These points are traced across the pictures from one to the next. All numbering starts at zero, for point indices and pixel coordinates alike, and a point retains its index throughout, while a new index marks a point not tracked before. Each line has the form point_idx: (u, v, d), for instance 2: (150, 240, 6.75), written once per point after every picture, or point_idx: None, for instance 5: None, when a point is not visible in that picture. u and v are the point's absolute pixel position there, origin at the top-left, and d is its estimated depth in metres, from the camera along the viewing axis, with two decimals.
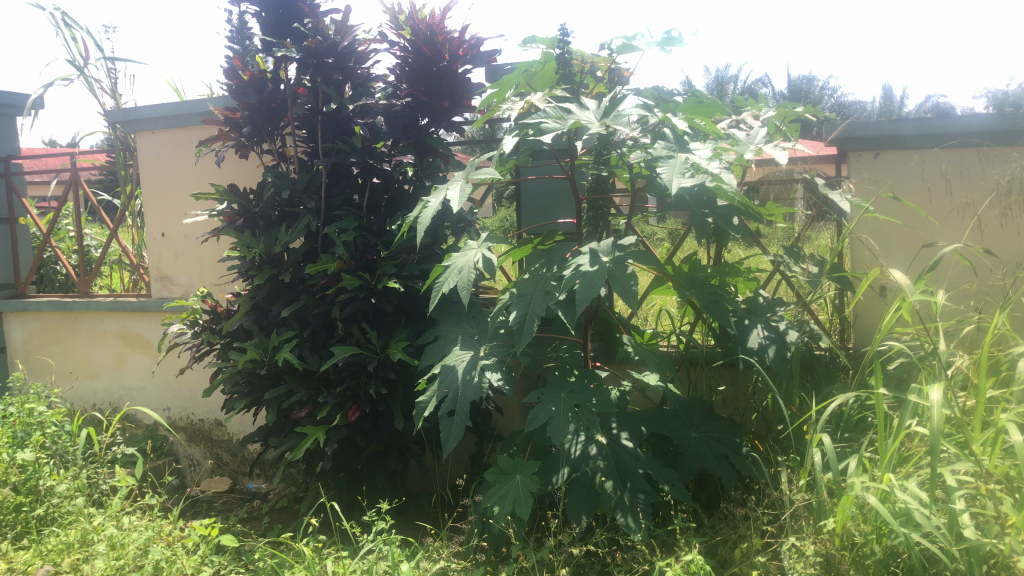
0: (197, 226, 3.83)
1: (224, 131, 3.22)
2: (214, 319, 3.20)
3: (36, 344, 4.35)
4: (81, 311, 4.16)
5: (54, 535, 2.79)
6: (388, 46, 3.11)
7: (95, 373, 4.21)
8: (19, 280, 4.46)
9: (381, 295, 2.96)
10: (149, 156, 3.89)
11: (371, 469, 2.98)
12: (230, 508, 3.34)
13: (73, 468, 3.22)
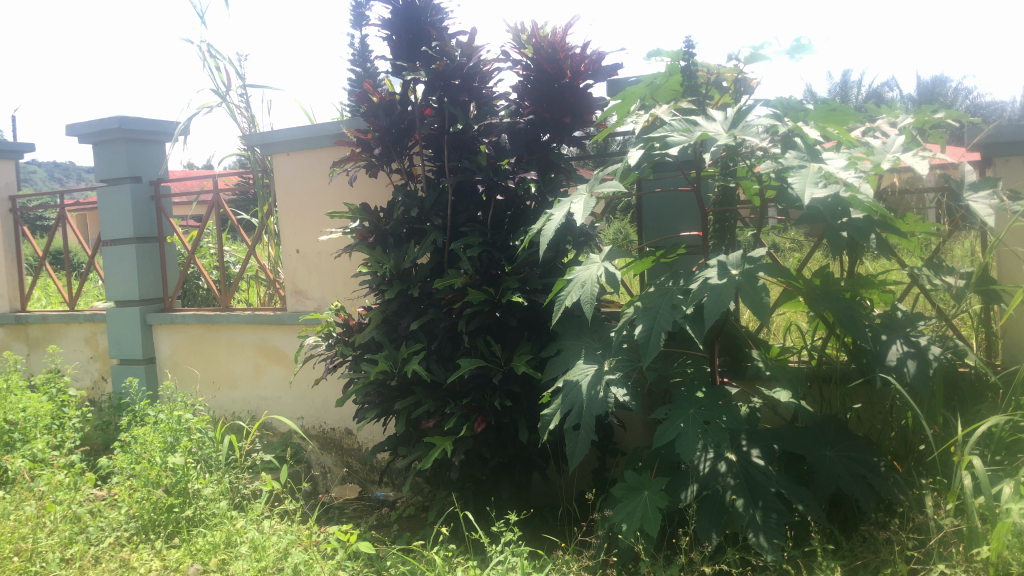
0: (329, 243, 4.00)
1: (356, 152, 3.37)
2: (347, 332, 3.33)
3: (182, 356, 4.63)
4: (223, 323, 4.41)
5: (202, 535, 2.96)
6: (511, 65, 3.18)
7: (234, 383, 4.44)
8: (167, 295, 4.74)
9: (506, 308, 2.98)
10: (284, 177, 4.09)
11: (497, 481, 3.01)
12: (361, 515, 3.45)
13: (218, 472, 3.42)
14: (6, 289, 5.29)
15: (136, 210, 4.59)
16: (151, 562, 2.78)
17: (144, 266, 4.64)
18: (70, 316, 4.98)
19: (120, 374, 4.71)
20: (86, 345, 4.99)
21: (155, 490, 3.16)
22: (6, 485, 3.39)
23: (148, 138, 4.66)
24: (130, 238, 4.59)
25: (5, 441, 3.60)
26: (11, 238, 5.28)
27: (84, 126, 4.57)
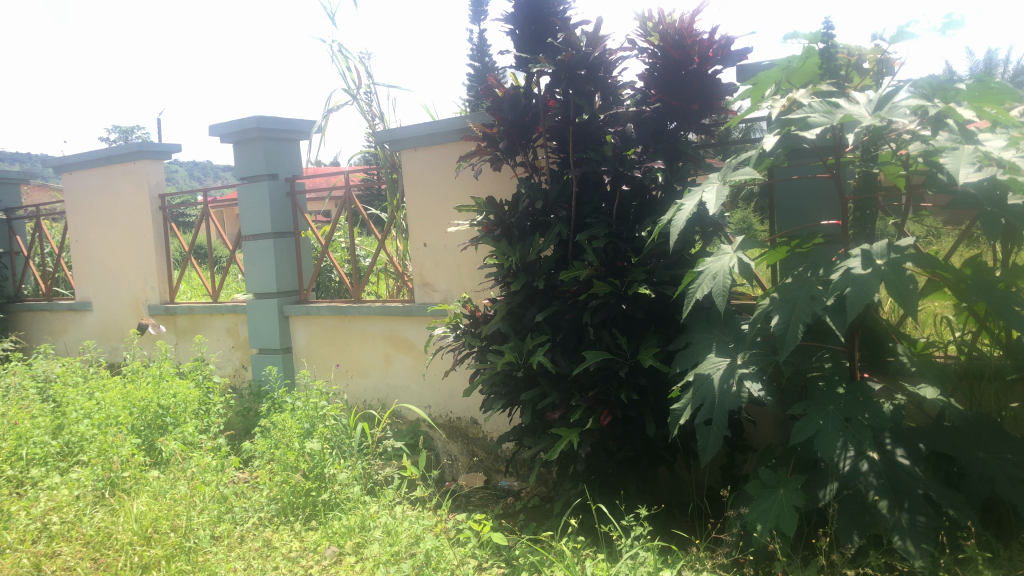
0: (456, 236, 4.07)
1: (482, 146, 3.42)
2: (473, 323, 3.38)
3: (317, 345, 4.83)
4: (354, 314, 4.56)
5: (338, 518, 3.08)
6: (636, 54, 3.14)
7: (366, 372, 4.60)
8: (302, 287, 4.97)
9: (632, 301, 2.94)
10: (412, 172, 4.19)
11: (623, 474, 2.98)
12: (487, 504, 3.50)
13: (351, 459, 3.55)
14: (157, 282, 5.65)
15: (274, 206, 4.80)
16: (291, 543, 2.91)
17: (281, 260, 4.85)
18: (214, 307, 5.27)
19: (259, 363, 4.95)
20: (228, 335, 5.27)
21: (294, 474, 3.30)
22: (160, 466, 3.63)
23: (283, 137, 4.87)
24: (268, 234, 4.80)
25: (159, 425, 3.86)
26: (161, 234, 5.63)
27: (225, 127, 4.81)
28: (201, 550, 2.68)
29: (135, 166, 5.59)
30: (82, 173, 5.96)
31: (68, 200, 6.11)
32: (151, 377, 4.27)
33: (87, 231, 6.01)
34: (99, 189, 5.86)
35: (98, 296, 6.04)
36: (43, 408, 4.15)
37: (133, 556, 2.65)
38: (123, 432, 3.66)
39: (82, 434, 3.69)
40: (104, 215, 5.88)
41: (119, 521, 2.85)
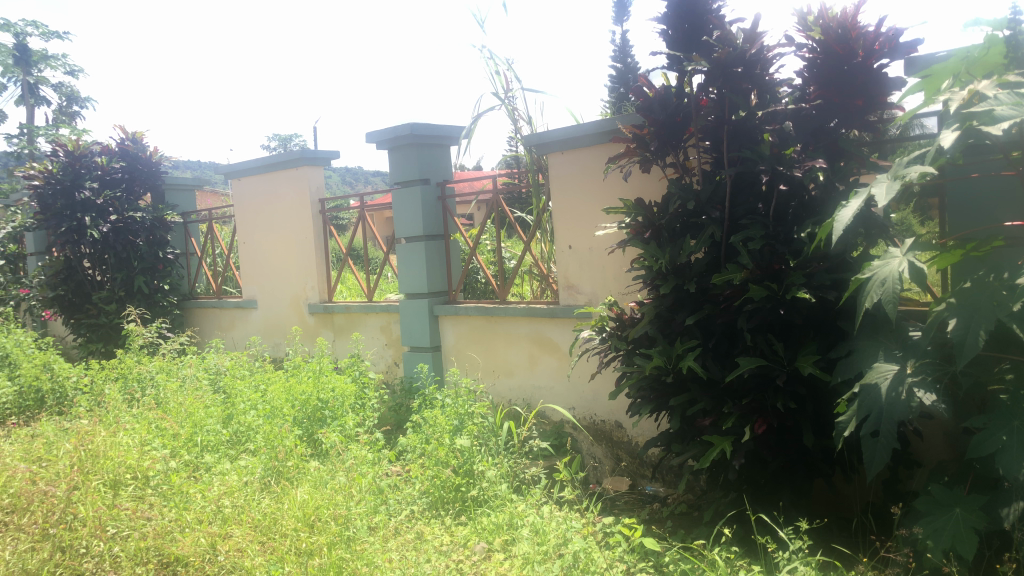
0: (603, 238, 4.05)
1: (631, 147, 3.39)
2: (620, 326, 3.35)
3: (464, 344, 4.94)
4: (501, 316, 4.63)
5: (487, 515, 3.15)
6: (795, 49, 3.03)
7: (511, 371, 4.65)
8: (451, 288, 5.10)
9: (791, 306, 2.83)
10: (559, 175, 4.21)
11: (778, 485, 2.88)
12: (632, 508, 3.46)
13: (499, 457, 3.61)
14: (316, 282, 5.94)
15: (425, 210, 4.95)
16: (442, 537, 2.99)
17: (432, 261, 5.00)
18: (369, 306, 5.49)
19: (410, 360, 5.11)
20: (381, 333, 5.48)
21: (444, 469, 3.40)
22: (320, 457, 3.82)
23: (435, 142, 5.01)
24: (420, 236, 4.96)
25: (318, 418, 4.10)
26: (320, 236, 5.93)
27: (381, 134, 5.01)
28: (359, 539, 2.80)
29: (297, 172, 5.91)
30: (249, 179, 6.36)
31: (237, 204, 6.53)
32: (310, 373, 4.52)
33: (253, 234, 6.40)
34: (265, 194, 6.24)
35: (262, 294, 6.42)
36: (215, 398, 4.47)
37: (297, 540, 2.80)
38: (286, 423, 3.89)
39: (250, 423, 3.94)
40: (269, 218, 6.25)
41: (284, 508, 3.02)
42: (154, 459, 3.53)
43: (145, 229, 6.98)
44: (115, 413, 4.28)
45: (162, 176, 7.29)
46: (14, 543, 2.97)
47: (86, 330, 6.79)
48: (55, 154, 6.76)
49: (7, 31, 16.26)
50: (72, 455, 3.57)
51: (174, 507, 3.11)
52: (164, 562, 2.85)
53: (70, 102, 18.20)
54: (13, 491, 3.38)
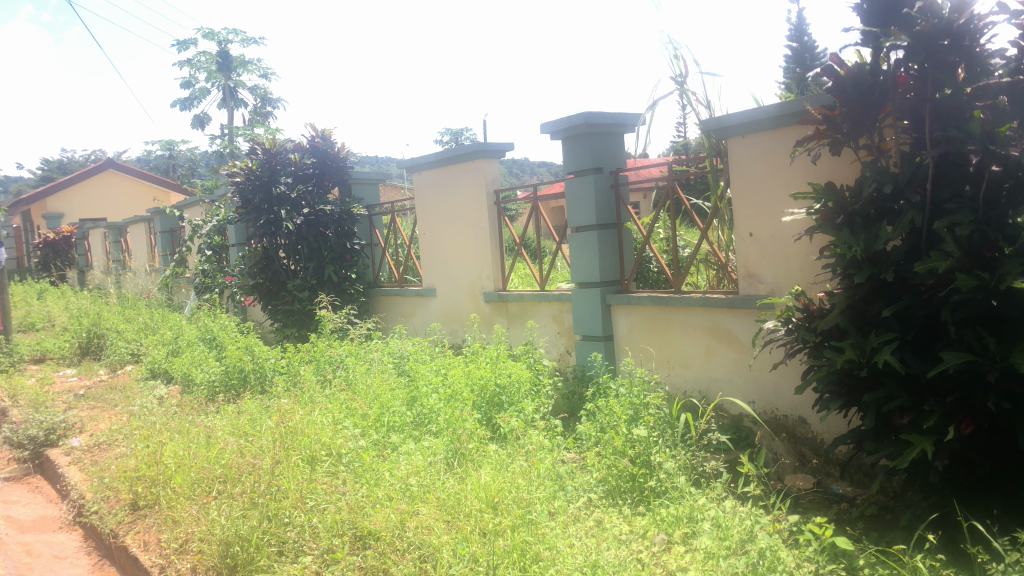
0: (787, 225, 3.90)
1: (821, 130, 3.24)
2: (808, 318, 3.21)
3: (637, 334, 4.88)
4: (676, 306, 4.55)
5: (666, 506, 3.13)
6: (1010, 17, 2.77)
7: (686, 362, 4.56)
8: (624, 277, 5.07)
9: (1004, 297, 2.62)
10: (740, 161, 4.09)
11: (988, 491, 2.68)
12: (818, 507, 3.31)
13: (677, 449, 3.57)
14: (491, 271, 6.08)
15: (599, 199, 4.95)
16: (620, 526, 2.99)
17: (605, 250, 4.99)
18: (542, 295, 5.56)
19: (583, 349, 5.11)
20: (554, 321, 5.53)
21: (621, 459, 3.42)
22: (499, 441, 3.92)
23: (609, 130, 4.99)
24: (593, 225, 4.96)
25: (496, 402, 4.22)
26: (494, 226, 6.06)
27: (555, 124, 5.05)
28: (540, 524, 2.85)
29: (474, 164, 6.07)
30: (428, 171, 6.60)
31: (416, 196, 6.79)
32: (488, 359, 4.66)
33: (432, 224, 6.64)
34: (444, 186, 6.45)
35: (441, 283, 6.64)
36: (399, 381, 4.69)
37: (481, 520, 2.89)
38: (466, 407, 4.02)
39: (432, 406, 4.10)
40: (447, 210, 6.46)
41: (468, 489, 3.12)
42: (346, 437, 3.76)
43: (333, 222, 7.40)
44: (311, 393, 4.60)
45: (349, 170, 7.65)
46: (228, 509, 3.24)
47: (282, 315, 7.33)
48: (253, 153, 7.34)
49: (212, 41, 17.73)
50: (274, 431, 3.87)
51: (365, 483, 3.30)
52: (357, 535, 3.02)
53: (264, 103, 19.59)
54: (225, 461, 3.71)
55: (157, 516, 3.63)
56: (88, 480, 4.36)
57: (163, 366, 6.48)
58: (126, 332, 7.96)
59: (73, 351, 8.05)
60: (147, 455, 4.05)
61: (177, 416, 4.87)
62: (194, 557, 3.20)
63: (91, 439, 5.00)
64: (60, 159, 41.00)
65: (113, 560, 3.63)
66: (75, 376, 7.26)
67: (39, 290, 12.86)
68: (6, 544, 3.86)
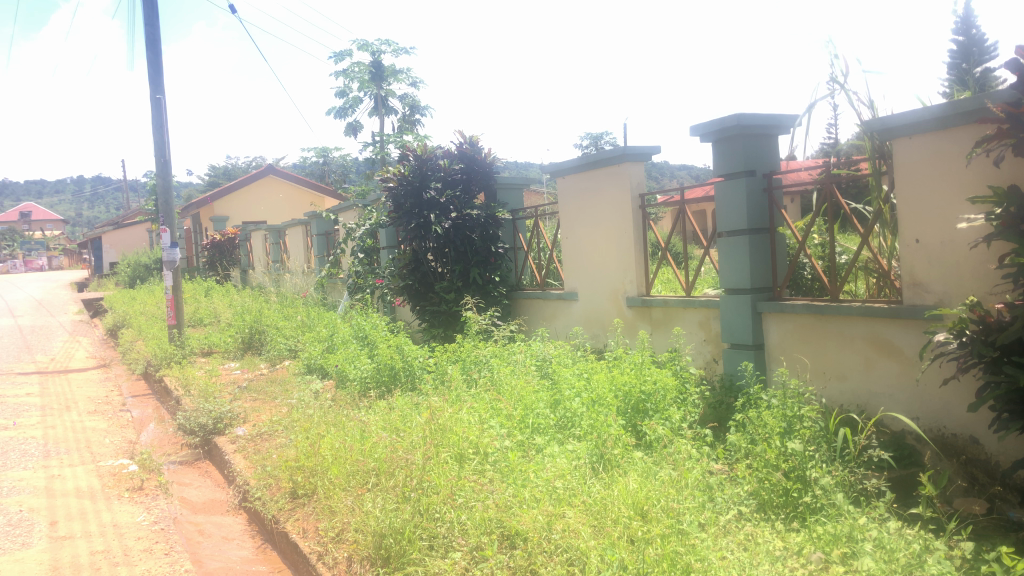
0: (961, 232, 3.65)
1: (1003, 129, 3.02)
2: (984, 331, 2.97)
3: (790, 343, 4.70)
4: (834, 314, 4.35)
5: (823, 524, 3.00)
6: None
7: (843, 374, 4.35)
8: (776, 284, 4.90)
9: None
10: (906, 164, 3.86)
11: None
12: (994, 534, 3.08)
13: (834, 465, 3.41)
14: (635, 276, 6.03)
15: (751, 202, 4.81)
16: (773, 541, 2.88)
17: (757, 255, 4.84)
18: (689, 301, 5.45)
19: (731, 358, 4.94)
20: (700, 328, 5.41)
21: (774, 472, 3.30)
22: (645, 448, 3.88)
23: (763, 132, 4.85)
24: (744, 230, 4.81)
25: (641, 409, 4.17)
26: (640, 230, 6.00)
27: (706, 126, 4.94)
28: (690, 534, 2.80)
29: (620, 167, 6.04)
30: (573, 175, 6.62)
31: (560, 200, 6.82)
32: (633, 364, 4.63)
33: (575, 228, 6.65)
34: (588, 190, 6.46)
35: (583, 287, 6.62)
36: (543, 384, 4.73)
37: (629, 527, 2.87)
38: (611, 413, 4.00)
39: (575, 410, 4.13)
40: (591, 214, 6.45)
41: (615, 495, 3.11)
42: (492, 437, 3.82)
43: (479, 226, 7.55)
44: (459, 393, 4.71)
45: (495, 175, 7.83)
46: (382, 502, 3.38)
47: (430, 315, 7.63)
48: (405, 160, 7.79)
49: (367, 52, 18.53)
50: (425, 428, 3.99)
51: (512, 483, 3.33)
52: (505, 534, 3.04)
53: (412, 111, 20.25)
54: (379, 455, 3.87)
55: (316, 506, 3.82)
56: (252, 468, 4.63)
57: (318, 362, 6.80)
58: (285, 329, 8.42)
59: (237, 346, 8.59)
60: (306, 445, 4.27)
61: (332, 410, 5.10)
62: (350, 547, 3.34)
63: (254, 429, 5.31)
64: (226, 166, 43.82)
65: (274, 544, 3.84)
66: (239, 369, 7.74)
67: (208, 288, 13.79)
68: (180, 522, 4.16)
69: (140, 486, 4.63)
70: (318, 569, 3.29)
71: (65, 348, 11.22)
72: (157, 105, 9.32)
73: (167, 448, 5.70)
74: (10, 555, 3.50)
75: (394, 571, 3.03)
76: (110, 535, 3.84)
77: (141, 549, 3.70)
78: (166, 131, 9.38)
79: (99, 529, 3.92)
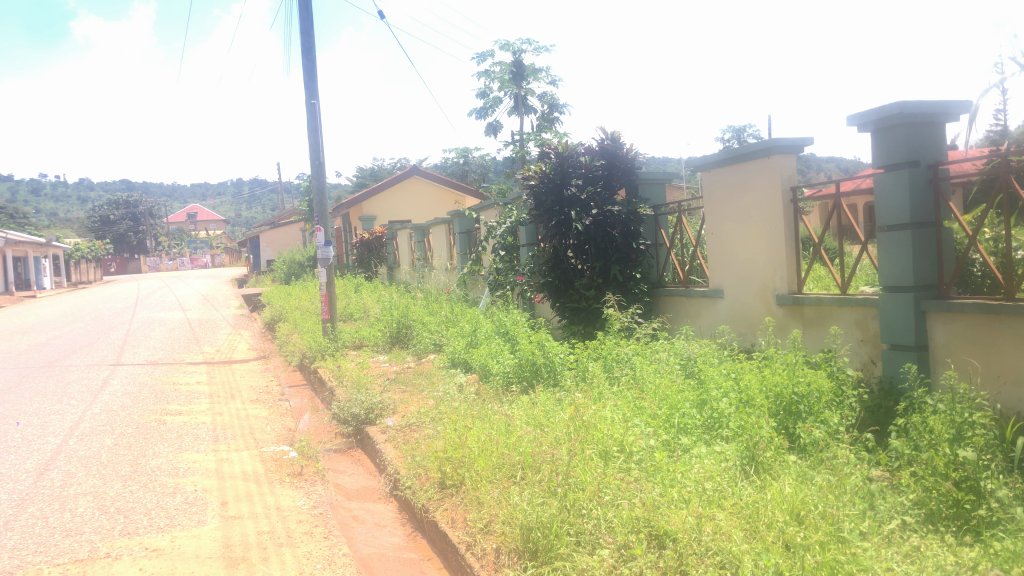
0: None
1: None
2: None
3: (958, 345, 4.40)
4: (1010, 314, 4.04)
5: (1002, 540, 2.78)
6: None
7: (1021, 379, 4.03)
8: (943, 281, 4.59)
9: None
10: None
11: None
12: None
13: (1011, 477, 3.17)
14: (785, 273, 5.82)
15: (915, 194, 4.53)
16: (943, 555, 2.69)
17: (922, 251, 4.55)
18: (844, 299, 5.20)
19: (891, 359, 4.67)
20: (857, 328, 5.15)
21: (943, 481, 3.09)
22: (798, 452, 3.74)
23: (928, 119, 4.57)
24: (907, 223, 4.54)
25: (793, 411, 4.00)
26: (790, 225, 5.79)
27: (864, 114, 4.70)
28: (851, 542, 2.66)
29: (770, 160, 5.84)
30: (718, 169, 6.45)
31: (705, 195, 6.66)
32: (784, 365, 4.46)
33: (721, 223, 6.48)
34: (734, 184, 6.28)
35: (729, 284, 6.44)
36: (688, 383, 4.64)
37: (785, 532, 2.77)
38: (762, 414, 3.87)
39: (723, 410, 4.02)
40: (738, 209, 6.27)
41: (769, 499, 3.02)
42: (637, 435, 3.78)
43: (621, 223, 7.46)
44: (602, 390, 4.70)
45: (637, 171, 7.72)
46: (529, 496, 3.42)
47: (570, 312, 7.65)
48: (547, 158, 7.85)
49: (507, 51, 18.81)
50: (569, 424, 4.01)
51: (660, 482, 3.28)
52: (653, 533, 2.98)
53: (551, 109, 20.35)
54: (524, 450, 3.91)
55: (463, 497, 3.90)
56: (401, 457, 4.80)
57: (462, 356, 6.95)
58: (430, 324, 8.66)
59: (385, 340, 8.92)
60: (454, 437, 4.37)
61: (478, 403, 5.20)
62: (497, 539, 3.39)
63: (403, 420, 5.50)
64: (372, 168, 45.50)
65: (424, 533, 3.96)
66: (387, 362, 8.04)
67: (357, 284, 14.39)
68: (336, 507, 4.35)
69: (300, 472, 4.89)
70: (467, 559, 3.35)
71: (229, 340, 12.02)
72: (311, 110, 9.80)
73: (323, 436, 5.99)
74: (187, 531, 3.77)
75: (542, 565, 3.05)
76: (274, 517, 4.07)
77: (302, 532, 3.90)
78: (320, 134, 9.85)
79: (264, 511, 4.16)
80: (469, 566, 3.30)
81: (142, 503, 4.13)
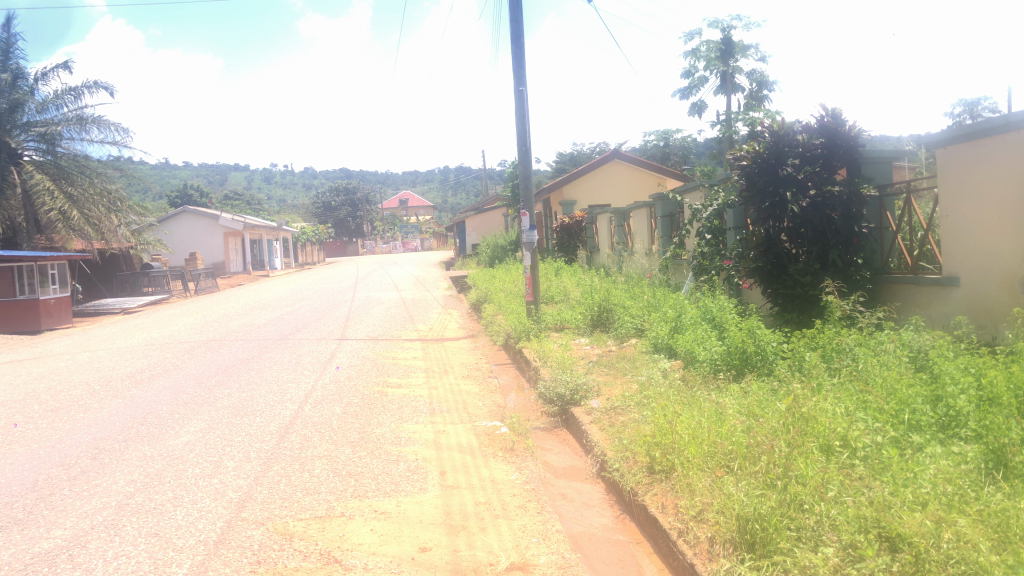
0: None
1: None
2: None
3: None
4: None
5: None
6: None
7: None
8: None
9: None
10: None
11: None
12: None
13: None
14: None
15: None
16: None
17: None
18: None
19: None
20: None
21: None
22: None
23: None
24: None
25: None
26: None
27: None
28: None
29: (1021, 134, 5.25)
30: (955, 146, 5.89)
31: (938, 174, 6.10)
32: None
33: (958, 205, 5.91)
34: (974, 161, 5.71)
35: (966, 271, 5.88)
36: (919, 378, 4.29)
37: None
38: (1010, 413, 3.50)
39: (961, 408, 3.67)
40: (979, 188, 5.70)
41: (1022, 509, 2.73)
42: (863, 430, 3.54)
43: (841, 204, 7.02)
44: (821, 381, 4.45)
45: (860, 148, 7.20)
46: (746, 487, 3.32)
47: (783, 299, 7.29)
48: (760, 137, 7.58)
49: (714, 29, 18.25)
50: (786, 415, 3.83)
51: (891, 481, 3.05)
52: (884, 534, 2.78)
53: (760, 86, 19.57)
54: (738, 439, 3.79)
55: (674, 483, 3.84)
56: (608, 439, 4.81)
57: (666, 341, 6.85)
58: (632, 309, 8.60)
59: (587, 323, 8.98)
60: (663, 422, 4.31)
61: (686, 390, 5.09)
62: (712, 527, 3.31)
63: (608, 402, 5.51)
64: (573, 152, 45.80)
65: (633, 516, 3.94)
66: (590, 345, 8.09)
67: (558, 267, 14.57)
68: (546, 484, 4.44)
69: (511, 447, 5.03)
70: (680, 546, 3.30)
71: (439, 319, 12.59)
72: (519, 96, 9.99)
73: (530, 414, 6.13)
74: (411, 497, 3.99)
75: (760, 558, 2.95)
76: (489, 489, 4.21)
77: (516, 506, 4.01)
78: (527, 120, 10.02)
79: (480, 482, 4.33)
80: (683, 553, 3.26)
81: (370, 468, 4.42)
